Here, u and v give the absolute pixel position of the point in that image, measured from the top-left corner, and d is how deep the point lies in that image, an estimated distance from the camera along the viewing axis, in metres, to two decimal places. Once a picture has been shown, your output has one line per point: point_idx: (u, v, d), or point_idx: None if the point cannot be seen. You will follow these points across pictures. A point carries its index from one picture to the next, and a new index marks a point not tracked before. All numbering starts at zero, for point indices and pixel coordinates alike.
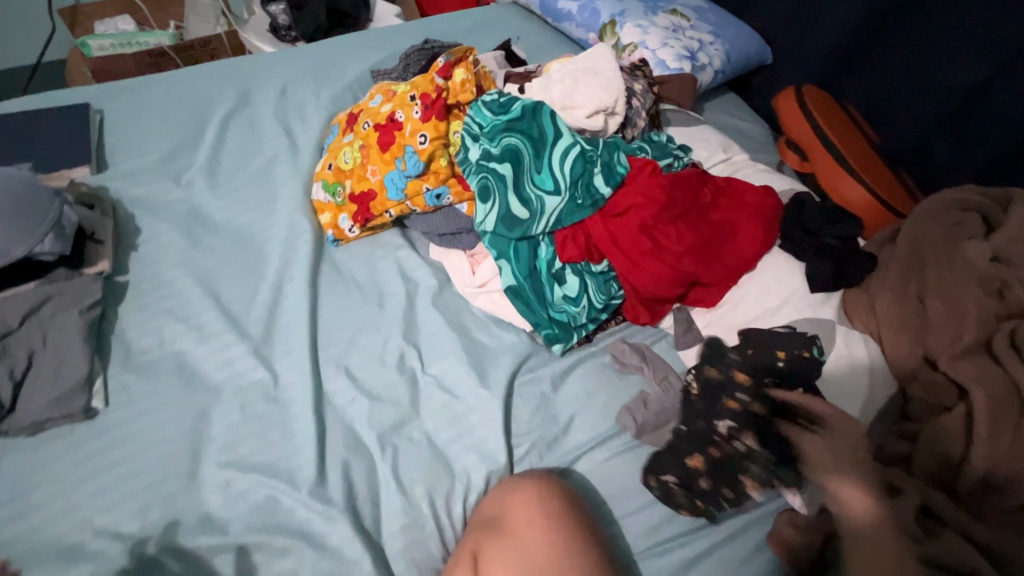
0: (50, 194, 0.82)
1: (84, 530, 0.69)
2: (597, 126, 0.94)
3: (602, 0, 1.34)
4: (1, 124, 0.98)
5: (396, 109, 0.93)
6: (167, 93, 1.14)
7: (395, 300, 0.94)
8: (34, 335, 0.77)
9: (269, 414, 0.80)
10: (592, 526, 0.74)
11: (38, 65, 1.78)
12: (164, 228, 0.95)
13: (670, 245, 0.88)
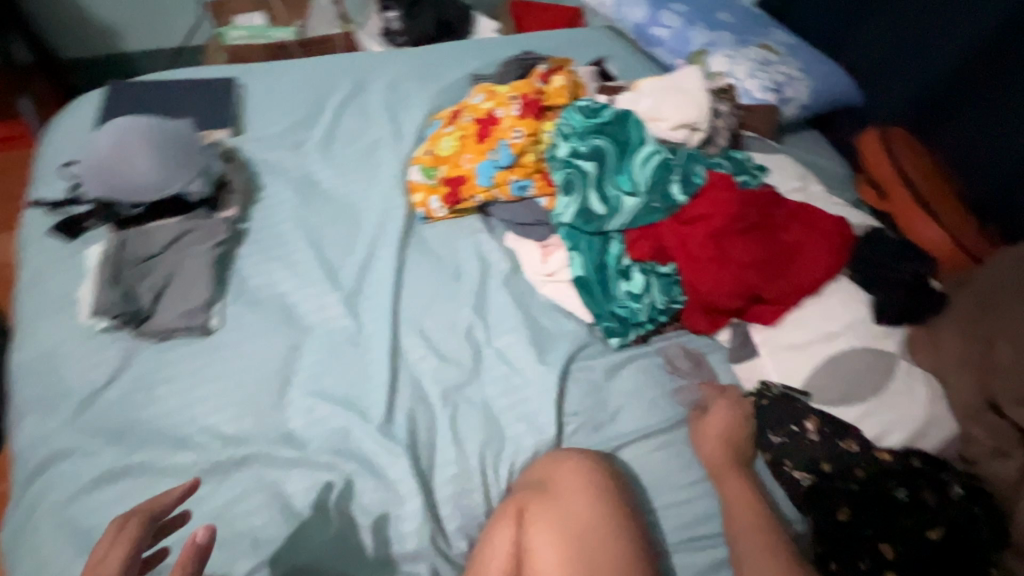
0: (203, 145, 0.98)
1: (192, 425, 0.81)
2: (680, 138, 1.01)
3: (694, 30, 1.41)
4: (168, 88, 1.17)
5: (496, 107, 1.04)
6: (296, 76, 1.31)
7: (471, 276, 1.03)
8: (172, 259, 0.91)
9: (350, 356, 0.91)
10: (632, 506, 0.78)
11: (183, 46, 2.05)
12: (282, 188, 1.09)
13: (738, 255, 0.92)
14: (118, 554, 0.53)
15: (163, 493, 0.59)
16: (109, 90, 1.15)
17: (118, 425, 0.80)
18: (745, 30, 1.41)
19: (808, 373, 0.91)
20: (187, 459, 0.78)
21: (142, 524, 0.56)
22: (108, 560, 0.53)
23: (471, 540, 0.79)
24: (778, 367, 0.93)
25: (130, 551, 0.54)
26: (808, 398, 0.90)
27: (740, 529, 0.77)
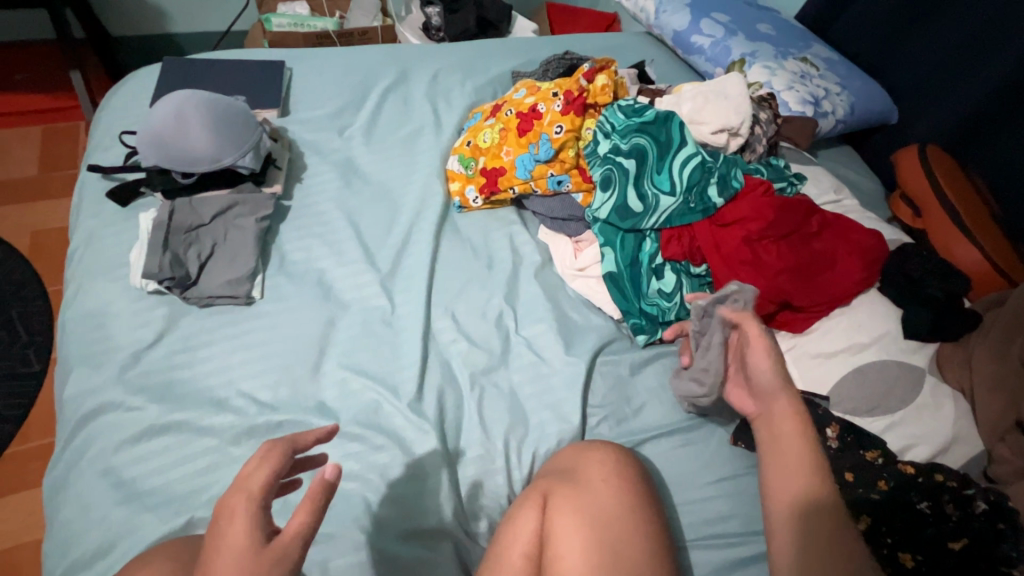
0: (255, 123, 1.01)
1: (230, 388, 0.84)
2: (719, 143, 1.03)
3: (734, 39, 1.42)
4: (220, 68, 1.21)
5: (538, 102, 1.06)
6: (341, 63, 1.34)
7: (503, 266, 1.05)
8: (219, 229, 0.95)
9: (384, 335, 0.93)
10: (656, 499, 0.79)
11: (228, 32, 2.11)
12: (324, 169, 1.12)
13: (771, 260, 0.93)
14: (262, 474, 0.56)
15: (306, 430, 0.61)
16: (164, 66, 1.19)
17: (162, 383, 0.83)
18: (785, 42, 1.41)
19: (835, 383, 0.90)
20: (224, 421, 0.81)
21: (286, 453, 0.58)
22: (253, 476, 0.56)
23: (492, 521, 0.81)
24: (803, 375, 0.93)
25: (272, 477, 0.56)
26: (826, 401, 0.91)
27: (775, 521, 0.70)
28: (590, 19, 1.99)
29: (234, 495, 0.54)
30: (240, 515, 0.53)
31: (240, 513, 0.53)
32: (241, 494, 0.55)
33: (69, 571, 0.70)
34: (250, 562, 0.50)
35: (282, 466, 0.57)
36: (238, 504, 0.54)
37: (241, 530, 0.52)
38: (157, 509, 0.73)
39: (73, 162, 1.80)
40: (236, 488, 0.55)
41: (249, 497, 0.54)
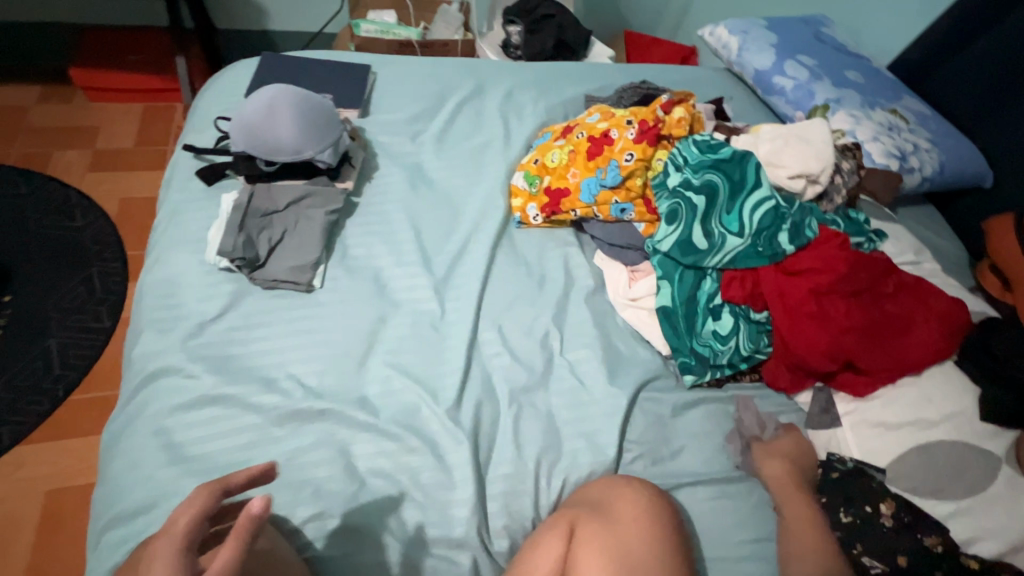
0: (339, 122, 1.07)
1: (280, 370, 0.87)
2: (796, 188, 0.99)
3: (820, 84, 1.37)
4: (311, 67, 1.28)
5: (611, 127, 1.06)
6: (422, 71, 1.39)
7: (555, 286, 1.05)
8: (290, 217, 1.00)
9: (430, 339, 0.94)
10: (687, 552, 0.76)
11: (318, 33, 2.23)
12: (394, 171, 1.16)
13: (839, 316, 0.88)
14: (185, 517, 0.57)
15: (238, 470, 0.63)
16: (263, 59, 1.28)
17: (220, 356, 0.87)
18: (874, 91, 1.36)
19: (896, 457, 0.84)
20: (270, 401, 0.83)
21: (215, 494, 0.60)
22: (180, 520, 0.57)
23: (513, 542, 0.79)
24: (861, 444, 0.87)
25: (199, 514, 0.58)
26: (885, 475, 0.84)
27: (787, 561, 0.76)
28: (669, 49, 1.98)
29: (161, 539, 0.55)
30: (163, 557, 0.53)
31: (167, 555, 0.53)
32: (166, 539, 0.55)
33: (111, 522, 0.74)
34: None
35: (209, 505, 0.59)
36: (167, 544, 0.54)
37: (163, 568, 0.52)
38: (199, 477, 0.76)
39: (166, 138, 1.95)
40: (165, 531, 0.56)
41: (176, 540, 0.55)
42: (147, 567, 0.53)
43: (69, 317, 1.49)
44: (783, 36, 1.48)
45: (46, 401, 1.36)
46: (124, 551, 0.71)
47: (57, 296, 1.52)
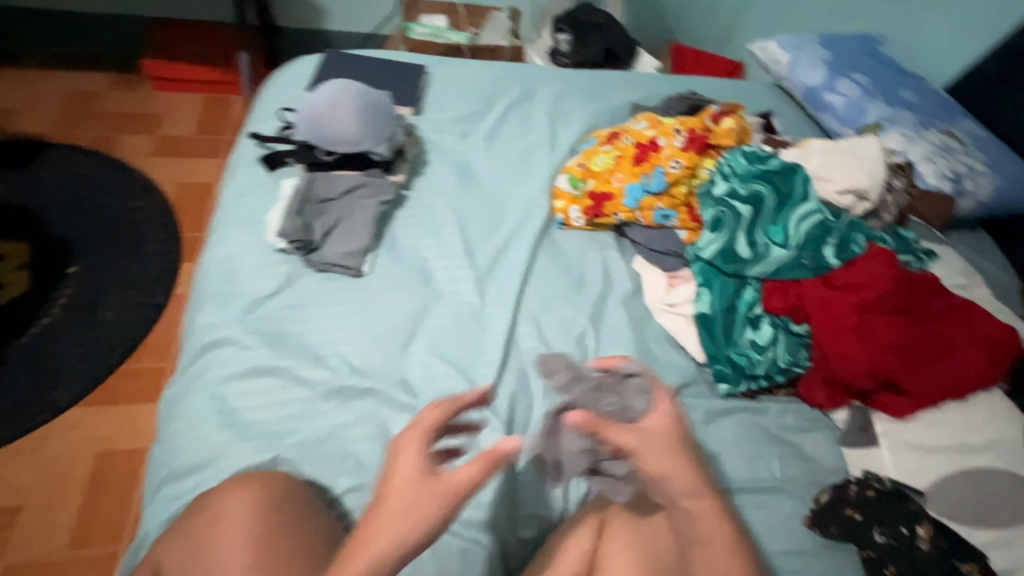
0: (395, 118, 1.12)
1: (329, 348, 0.91)
2: (844, 204, 1.00)
3: (872, 102, 1.35)
4: (371, 66, 1.35)
5: (658, 135, 1.10)
6: (474, 74, 1.43)
7: (593, 287, 1.06)
8: (345, 206, 1.05)
9: (470, 330, 0.97)
10: None
11: (372, 34, 2.31)
12: (443, 167, 1.20)
13: (881, 334, 0.87)
14: (413, 445, 0.58)
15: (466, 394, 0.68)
16: (325, 57, 1.34)
17: (274, 331, 0.92)
18: (929, 112, 1.33)
19: (935, 480, 0.83)
20: (319, 376, 0.88)
21: (448, 411, 0.64)
22: (425, 422, 0.61)
23: (538, 531, 0.81)
24: (900, 465, 0.85)
25: (436, 423, 0.62)
26: (921, 497, 0.82)
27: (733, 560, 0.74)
28: (716, 62, 1.97)
29: (406, 435, 0.60)
30: (410, 448, 0.58)
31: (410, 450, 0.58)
32: (413, 430, 0.61)
33: (169, 478, 0.80)
34: (417, 489, 0.54)
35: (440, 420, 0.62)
36: (399, 488, 0.54)
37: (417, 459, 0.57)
38: (250, 441, 0.81)
39: (224, 128, 2.04)
40: (410, 433, 0.60)
41: (420, 435, 0.60)
42: (393, 458, 0.58)
43: (128, 291, 1.58)
44: (836, 54, 1.47)
45: (100, 368, 1.44)
46: (179, 504, 0.76)
47: (116, 271, 1.62)
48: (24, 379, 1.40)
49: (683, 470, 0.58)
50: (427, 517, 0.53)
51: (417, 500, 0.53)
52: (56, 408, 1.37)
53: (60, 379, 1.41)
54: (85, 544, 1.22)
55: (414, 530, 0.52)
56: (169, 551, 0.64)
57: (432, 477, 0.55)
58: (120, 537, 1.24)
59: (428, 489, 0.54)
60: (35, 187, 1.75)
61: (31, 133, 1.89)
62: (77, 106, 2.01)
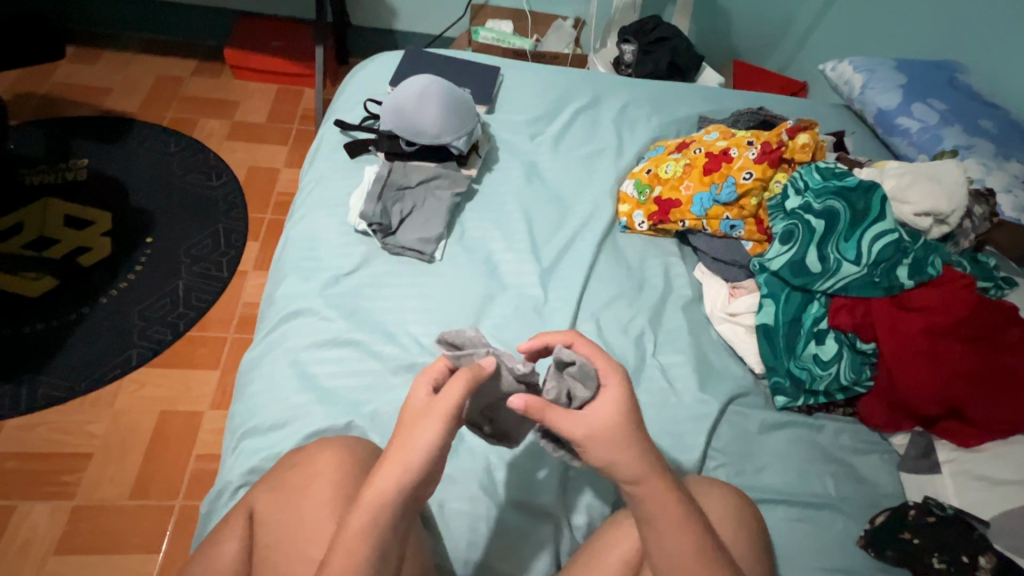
0: (474, 115, 1.18)
1: (401, 326, 0.97)
2: (922, 226, 1.01)
3: (949, 129, 1.33)
4: (449, 66, 1.41)
5: (731, 147, 1.12)
6: (544, 78, 1.47)
7: (653, 291, 1.08)
8: (421, 194, 1.11)
9: (533, 321, 1.00)
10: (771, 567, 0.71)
11: (439, 36, 2.38)
12: (512, 166, 1.25)
13: (953, 359, 0.88)
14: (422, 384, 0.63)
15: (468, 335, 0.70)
16: (405, 54, 1.41)
17: (352, 306, 0.98)
18: (1009, 143, 1.30)
19: (1000, 512, 0.80)
20: (390, 352, 0.93)
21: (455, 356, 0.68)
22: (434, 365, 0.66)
23: (591, 520, 0.81)
24: (961, 494, 0.84)
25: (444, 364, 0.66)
26: (987, 528, 0.79)
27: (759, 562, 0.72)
28: (781, 81, 1.95)
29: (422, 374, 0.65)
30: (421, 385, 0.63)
31: (417, 390, 0.62)
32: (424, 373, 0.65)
33: (248, 433, 0.85)
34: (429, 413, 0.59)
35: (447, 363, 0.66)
36: (410, 418, 0.60)
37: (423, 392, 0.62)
38: (327, 405, 0.86)
39: (294, 117, 2.13)
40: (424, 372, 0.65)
41: (429, 376, 0.65)
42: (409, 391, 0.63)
43: (195, 264, 1.63)
44: (914, 77, 1.44)
45: (169, 332, 1.48)
46: (259, 458, 0.82)
47: (189, 243, 1.67)
48: (101, 336, 1.45)
49: (632, 459, 0.61)
50: (434, 443, 0.58)
51: (421, 426, 0.58)
52: (128, 366, 1.41)
53: (133, 338, 1.46)
54: (144, 496, 1.24)
55: (423, 454, 0.57)
56: (265, 496, 0.70)
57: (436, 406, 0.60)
58: (176, 494, 1.25)
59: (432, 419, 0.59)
60: (121, 159, 1.86)
61: (120, 111, 2.02)
62: (164, 89, 2.14)
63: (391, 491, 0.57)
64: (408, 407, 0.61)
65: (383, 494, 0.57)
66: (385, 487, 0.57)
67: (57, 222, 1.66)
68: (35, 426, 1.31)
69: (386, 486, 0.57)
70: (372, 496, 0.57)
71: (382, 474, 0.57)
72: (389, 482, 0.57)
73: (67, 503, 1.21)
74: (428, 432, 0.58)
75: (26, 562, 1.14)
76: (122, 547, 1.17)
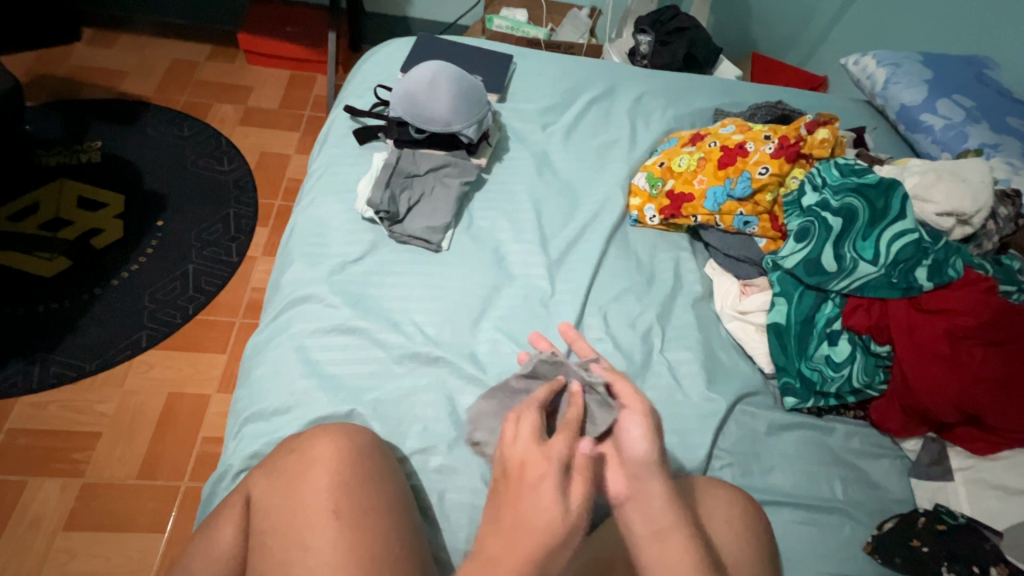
0: (485, 103, 1.17)
1: (406, 315, 0.96)
2: (943, 226, 0.98)
3: (975, 127, 1.28)
4: (461, 54, 1.39)
5: (747, 140, 1.09)
6: (557, 67, 1.45)
7: (663, 287, 1.06)
8: (429, 182, 1.10)
9: (539, 313, 0.99)
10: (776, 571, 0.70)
11: (452, 24, 2.35)
12: (523, 156, 1.23)
13: (972, 364, 0.85)
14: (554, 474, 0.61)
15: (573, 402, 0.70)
16: (417, 40, 1.39)
17: (357, 293, 0.97)
18: None
19: (1014, 522, 0.78)
20: (394, 339, 0.92)
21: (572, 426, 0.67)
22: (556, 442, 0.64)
23: (593, 517, 0.80)
24: (973, 502, 0.82)
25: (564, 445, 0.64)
26: (1000, 539, 0.76)
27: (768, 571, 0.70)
28: (801, 74, 1.90)
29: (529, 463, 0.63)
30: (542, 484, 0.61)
31: (523, 454, 0.64)
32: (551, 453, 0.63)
33: (252, 417, 0.85)
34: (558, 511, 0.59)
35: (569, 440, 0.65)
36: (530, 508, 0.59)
37: (535, 450, 0.64)
38: (329, 392, 0.86)
39: (306, 103, 2.12)
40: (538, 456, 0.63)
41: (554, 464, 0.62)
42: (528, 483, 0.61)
43: (205, 249, 1.63)
44: (940, 72, 1.39)
45: (178, 315, 1.49)
46: (261, 443, 0.82)
47: (200, 227, 1.68)
48: (111, 317, 1.46)
49: None
50: (548, 512, 0.58)
51: (529, 492, 0.60)
52: (137, 348, 1.42)
53: (142, 321, 1.47)
54: (150, 476, 1.26)
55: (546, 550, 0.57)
56: (262, 484, 0.70)
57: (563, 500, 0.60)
58: (182, 475, 1.27)
59: (546, 486, 0.61)
60: (134, 142, 1.86)
61: (134, 94, 2.03)
62: (178, 73, 2.14)
63: (512, 566, 0.55)
64: (513, 473, 0.64)
65: (501, 564, 0.56)
66: (504, 563, 0.56)
67: (71, 203, 1.67)
68: (46, 404, 1.33)
69: (507, 559, 0.56)
70: (485, 560, 0.57)
71: (493, 541, 0.58)
72: (504, 552, 0.56)
73: (75, 481, 1.23)
74: (543, 503, 0.59)
75: (35, 536, 1.16)
76: (128, 526, 1.19)
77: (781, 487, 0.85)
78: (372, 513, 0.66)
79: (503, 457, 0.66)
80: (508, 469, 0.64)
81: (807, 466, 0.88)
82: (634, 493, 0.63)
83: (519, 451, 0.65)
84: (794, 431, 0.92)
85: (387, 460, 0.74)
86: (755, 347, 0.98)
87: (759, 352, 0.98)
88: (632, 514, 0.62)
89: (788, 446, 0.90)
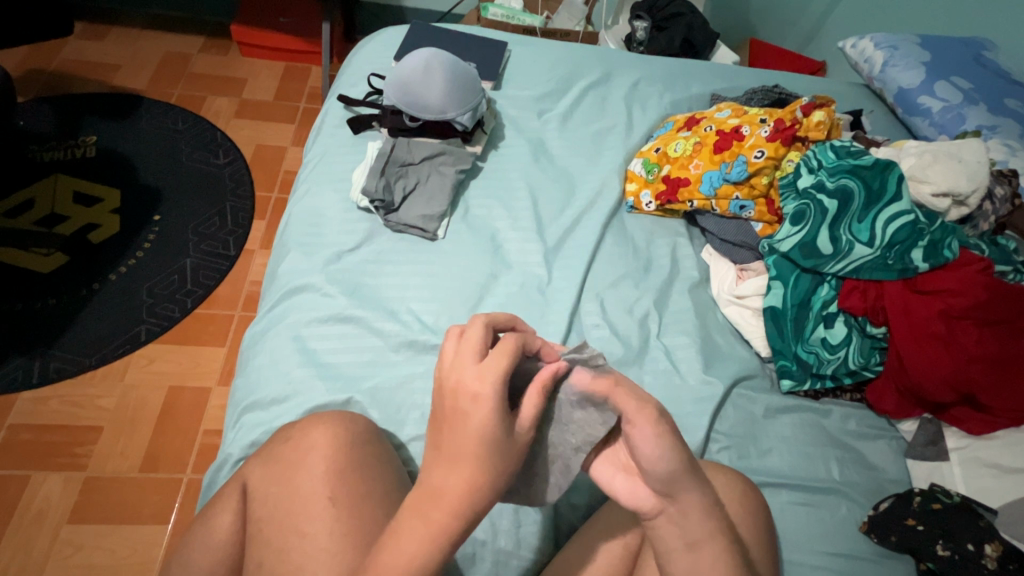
0: (480, 90, 1.16)
1: (403, 304, 0.96)
2: (939, 206, 0.98)
3: (973, 109, 1.27)
4: (455, 42, 1.38)
5: (743, 124, 1.09)
6: (553, 53, 1.44)
7: (660, 273, 1.06)
8: (424, 171, 1.09)
9: (536, 300, 0.99)
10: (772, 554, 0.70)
11: (448, 13, 2.32)
12: (518, 143, 1.22)
13: (968, 344, 0.85)
14: (484, 409, 0.52)
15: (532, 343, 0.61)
16: (411, 28, 1.38)
17: (354, 282, 0.97)
18: None
19: (1010, 500, 0.78)
20: (392, 327, 0.93)
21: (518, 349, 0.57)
22: (491, 365, 0.54)
23: (591, 501, 0.80)
24: (969, 482, 0.82)
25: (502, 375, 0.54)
26: (994, 516, 0.78)
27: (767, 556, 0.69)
28: (799, 59, 1.88)
29: (462, 396, 0.53)
30: (476, 417, 0.52)
31: (464, 376, 0.54)
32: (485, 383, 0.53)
33: (251, 406, 0.86)
34: (489, 449, 0.51)
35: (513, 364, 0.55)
36: (461, 438, 0.52)
37: (480, 374, 0.54)
38: (327, 381, 0.87)
39: (301, 95, 2.11)
40: (471, 395, 0.53)
41: (488, 401, 0.52)
42: (458, 410, 0.53)
43: (203, 242, 1.63)
44: (939, 54, 1.38)
45: (177, 309, 1.49)
46: (260, 431, 0.82)
47: (197, 221, 1.67)
48: (110, 312, 1.46)
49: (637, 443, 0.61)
50: (490, 434, 0.52)
51: (470, 418, 0.52)
52: (137, 342, 1.43)
53: (141, 315, 1.47)
54: (153, 469, 1.26)
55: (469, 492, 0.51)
56: (258, 472, 0.70)
57: (493, 441, 0.52)
58: (184, 468, 1.27)
59: (480, 418, 0.52)
60: (129, 136, 1.85)
61: (128, 88, 2.01)
62: (172, 66, 2.12)
63: (459, 496, 0.51)
64: (451, 392, 0.54)
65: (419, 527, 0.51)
66: (449, 489, 0.51)
67: (67, 198, 1.66)
68: (46, 399, 1.33)
69: (450, 489, 0.51)
70: (425, 492, 0.52)
71: (436, 467, 0.52)
72: (445, 482, 0.51)
73: (79, 474, 1.24)
74: (487, 419, 0.52)
75: (40, 529, 1.17)
76: (131, 518, 1.20)
77: (777, 471, 0.85)
78: (370, 498, 0.67)
79: (440, 376, 0.55)
80: (444, 390, 0.55)
81: (804, 449, 0.88)
82: (666, 508, 0.58)
83: (460, 371, 0.55)
84: (791, 417, 0.92)
85: (384, 448, 0.75)
86: (751, 332, 0.99)
87: (754, 337, 0.98)
88: (666, 532, 0.58)
89: (786, 431, 0.90)
